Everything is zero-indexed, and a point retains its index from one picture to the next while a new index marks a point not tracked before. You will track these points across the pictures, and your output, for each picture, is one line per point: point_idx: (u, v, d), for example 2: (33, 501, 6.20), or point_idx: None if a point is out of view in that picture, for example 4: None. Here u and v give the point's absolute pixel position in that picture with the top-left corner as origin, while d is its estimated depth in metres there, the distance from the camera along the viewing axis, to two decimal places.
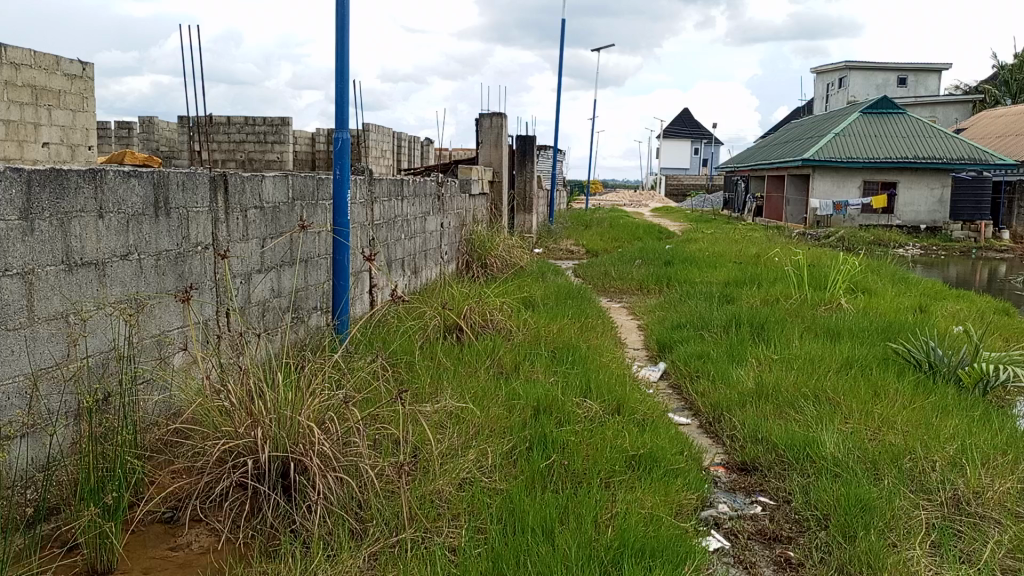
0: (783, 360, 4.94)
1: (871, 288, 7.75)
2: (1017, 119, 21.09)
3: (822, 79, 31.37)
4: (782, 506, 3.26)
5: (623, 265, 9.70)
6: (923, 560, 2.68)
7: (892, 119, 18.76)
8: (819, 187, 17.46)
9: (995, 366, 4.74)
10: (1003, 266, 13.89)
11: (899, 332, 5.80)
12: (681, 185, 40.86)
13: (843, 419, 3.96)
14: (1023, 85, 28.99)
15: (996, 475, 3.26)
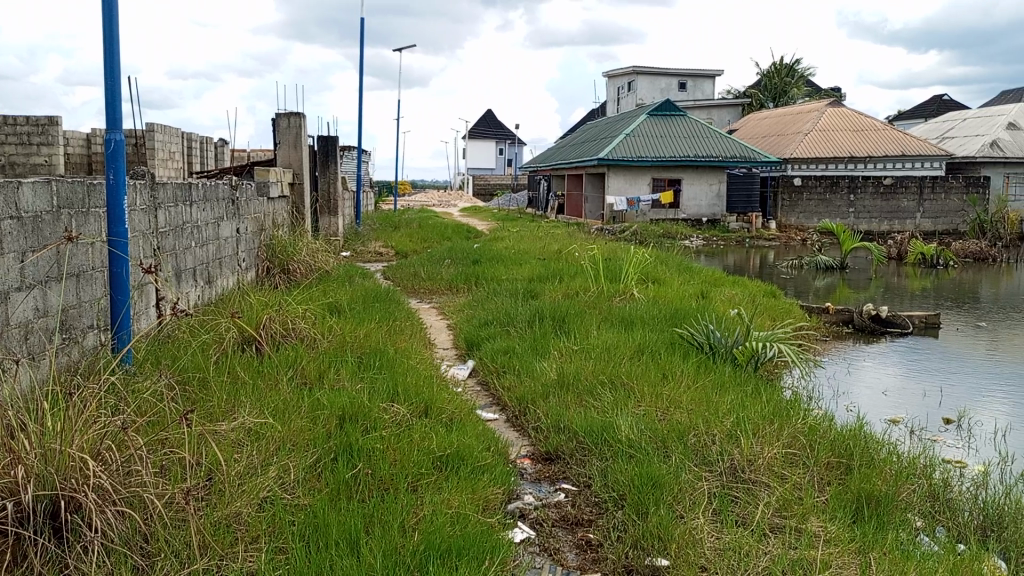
0: (582, 351, 5.18)
1: (660, 278, 8.36)
2: (778, 121, 23.64)
3: (613, 83, 33.31)
4: (583, 491, 3.43)
5: (432, 266, 9.74)
6: (705, 527, 2.91)
7: (675, 121, 20.32)
8: (614, 184, 18.55)
9: (763, 345, 5.32)
10: (771, 253, 15.53)
11: (685, 318, 6.30)
12: (488, 184, 41.73)
13: (636, 402, 4.23)
14: (780, 90, 32.54)
15: (765, 443, 3.62)
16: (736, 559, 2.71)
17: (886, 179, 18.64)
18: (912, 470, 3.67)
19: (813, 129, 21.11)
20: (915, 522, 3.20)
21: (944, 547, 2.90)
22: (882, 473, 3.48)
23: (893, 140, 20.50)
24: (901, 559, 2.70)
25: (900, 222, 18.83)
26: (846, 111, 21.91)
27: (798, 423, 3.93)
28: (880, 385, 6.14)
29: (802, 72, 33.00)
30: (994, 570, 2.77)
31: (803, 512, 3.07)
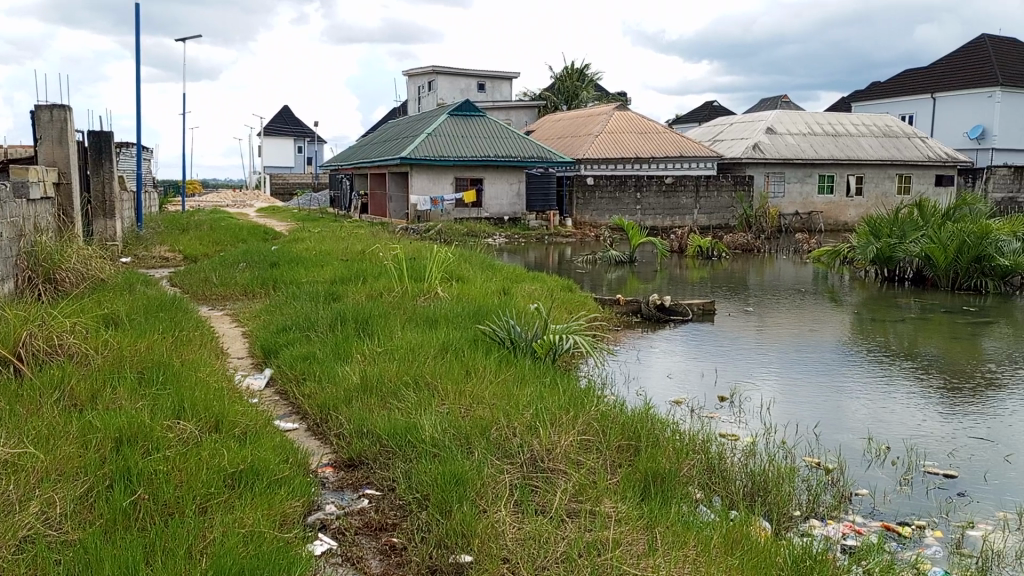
0: (385, 352, 5.12)
1: (464, 276, 8.47)
2: (571, 122, 24.79)
3: (413, 82, 33.27)
4: (387, 494, 3.39)
5: (225, 270, 9.19)
6: (508, 519, 2.97)
7: (475, 121, 20.68)
8: (416, 183, 18.54)
9: (560, 337, 5.56)
10: (569, 250, 16.26)
11: (487, 314, 6.42)
12: (287, 184, 40.11)
13: (439, 401, 4.24)
14: (573, 94, 34.18)
15: (562, 432, 3.77)
16: (537, 547, 2.79)
17: (667, 178, 20.20)
18: (692, 447, 4.00)
19: (603, 130, 22.38)
20: (695, 494, 3.49)
21: (719, 515, 3.18)
22: (666, 451, 3.76)
23: (673, 143, 22.22)
24: (683, 530, 2.92)
25: (680, 218, 20.48)
26: (631, 115, 23.45)
27: (591, 410, 4.13)
28: (665, 369, 6.65)
29: (591, 77, 34.90)
30: (761, 531, 3.08)
31: (599, 496, 3.23)
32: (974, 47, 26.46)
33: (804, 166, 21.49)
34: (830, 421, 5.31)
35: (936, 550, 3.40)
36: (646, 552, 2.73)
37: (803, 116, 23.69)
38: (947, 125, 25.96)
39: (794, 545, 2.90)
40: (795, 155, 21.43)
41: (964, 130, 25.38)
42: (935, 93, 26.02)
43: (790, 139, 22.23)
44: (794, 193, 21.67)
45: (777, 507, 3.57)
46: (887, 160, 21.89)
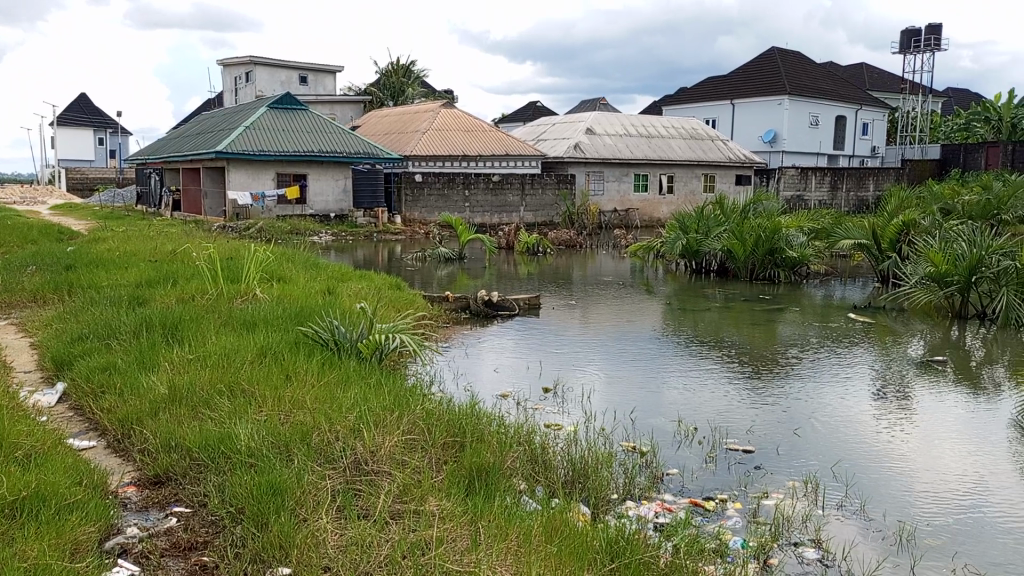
0: (197, 359, 4.79)
1: (285, 276, 8.13)
2: (397, 119, 24.56)
3: (229, 72, 31.54)
4: (197, 512, 3.18)
5: (9, 275, 8.23)
6: (329, 526, 2.88)
7: (296, 115, 19.94)
8: (234, 179, 17.60)
9: (385, 337, 5.49)
10: (398, 247, 16.10)
11: (310, 315, 6.21)
12: (86, 179, 36.68)
13: (257, 408, 4.03)
14: (398, 90, 33.88)
15: (386, 433, 3.70)
16: (359, 553, 2.72)
17: (493, 176, 20.52)
18: (516, 440, 4.08)
19: (429, 128, 22.37)
20: (518, 485, 3.57)
21: (541, 504, 3.27)
22: (490, 445, 3.81)
23: (498, 141, 22.63)
24: (505, 523, 2.96)
25: (508, 215, 20.90)
26: (457, 113, 23.61)
27: (416, 409, 4.10)
28: (491, 364, 6.75)
29: (417, 74, 34.79)
30: (581, 517, 3.19)
31: (423, 494, 3.21)
32: (766, 59, 29.09)
33: (621, 165, 22.63)
34: (644, 407, 5.63)
35: (736, 520, 3.70)
36: (469, 548, 2.75)
37: (620, 118, 24.92)
38: (745, 129, 28.35)
39: (611, 527, 3.03)
40: (613, 155, 22.52)
41: (759, 134, 27.83)
42: (734, 99, 28.33)
43: (608, 140, 23.32)
44: (612, 191, 22.76)
45: (596, 492, 3.73)
46: (694, 161, 23.55)
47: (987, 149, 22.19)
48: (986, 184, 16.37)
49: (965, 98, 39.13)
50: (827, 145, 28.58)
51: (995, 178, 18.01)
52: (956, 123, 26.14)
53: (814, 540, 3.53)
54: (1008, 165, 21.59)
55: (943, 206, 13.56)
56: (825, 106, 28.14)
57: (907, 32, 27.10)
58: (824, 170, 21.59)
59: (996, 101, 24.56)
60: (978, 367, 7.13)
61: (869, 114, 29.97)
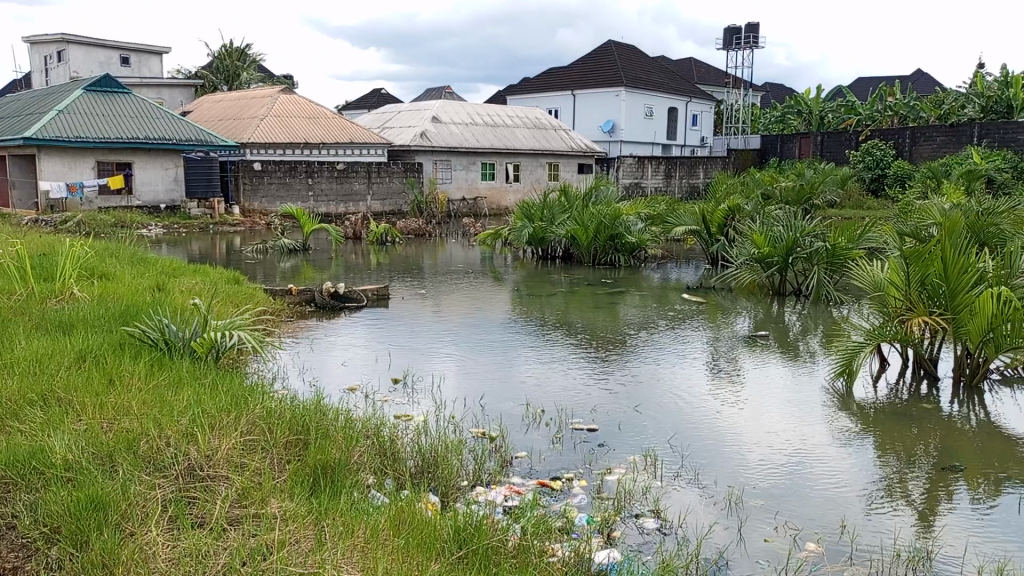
0: (3, 367, 4.32)
1: (108, 273, 7.51)
2: (232, 104, 23.33)
3: (38, 51, 28.68)
4: (5, 535, 2.86)
5: None
6: (159, 539, 2.69)
7: (118, 99, 18.45)
8: (48, 168, 16.06)
9: (221, 334, 5.21)
10: (237, 239, 15.32)
11: (137, 314, 5.78)
12: None
13: (74, 418, 3.70)
14: (233, 74, 32.19)
15: (222, 436, 3.51)
16: (193, 564, 2.56)
17: (338, 164, 19.96)
18: (363, 434, 4.00)
19: (268, 114, 21.42)
20: (366, 480, 3.51)
21: (389, 496, 3.23)
22: (335, 441, 3.71)
23: (342, 129, 22.06)
24: (351, 520, 2.89)
25: (354, 205, 20.43)
26: (298, 99, 22.76)
27: (255, 408, 3.93)
28: (338, 356, 6.58)
29: (253, 57, 33.20)
30: (431, 507, 3.18)
31: (265, 497, 3.08)
32: (603, 52, 30.19)
33: (467, 154, 22.72)
34: (494, 392, 5.69)
35: (582, 497, 3.82)
36: (313, 549, 2.65)
37: (465, 107, 25.00)
38: (585, 119, 29.28)
39: (460, 514, 3.03)
40: (459, 144, 22.55)
41: (598, 124, 28.83)
42: (575, 90, 29.19)
43: (453, 128, 23.32)
44: (460, 179, 22.80)
45: (445, 480, 3.73)
46: (538, 150, 24.05)
47: (800, 139, 23.95)
48: (800, 171, 17.89)
49: (781, 92, 42.45)
50: (661, 136, 30.09)
51: (807, 167, 19.67)
52: (773, 116, 28.32)
53: (653, 511, 3.71)
54: (817, 155, 23.37)
55: (763, 193, 14.64)
56: (659, 98, 29.60)
57: (730, 29, 29.02)
58: (659, 159, 22.71)
59: (807, 95, 26.53)
60: (796, 340, 7.78)
61: (697, 106, 31.85)
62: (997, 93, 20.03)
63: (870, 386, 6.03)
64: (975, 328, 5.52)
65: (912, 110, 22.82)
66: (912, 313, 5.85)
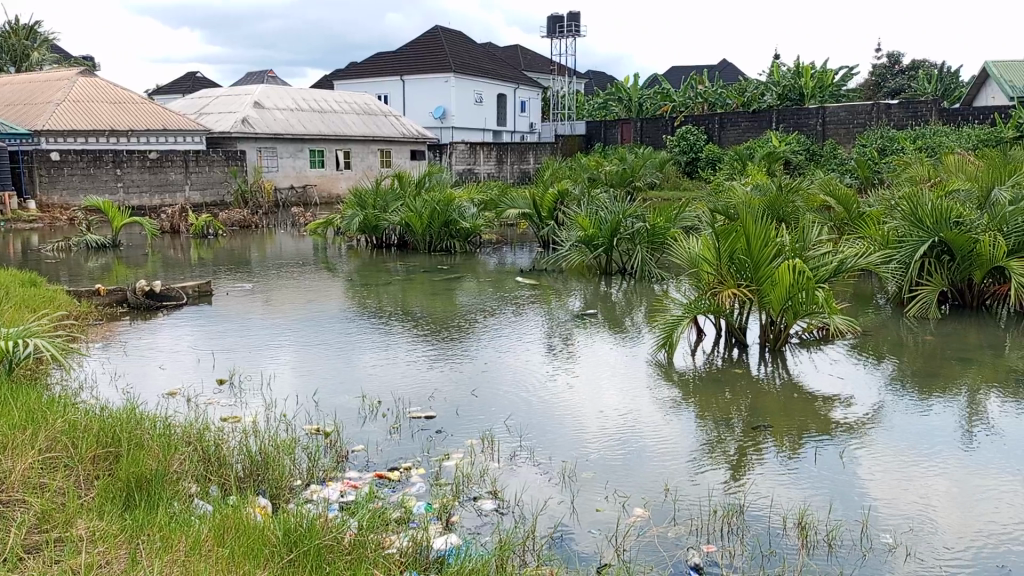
0: None
1: None
2: (22, 87, 20.99)
3: None
4: None
5: None
6: None
7: None
8: None
9: (14, 343, 4.69)
10: (34, 237, 13.85)
11: None
12: None
13: None
14: (22, 54, 29.01)
15: (16, 456, 3.17)
16: None
17: (150, 153, 18.54)
18: (184, 440, 3.75)
19: (65, 98, 19.46)
20: (187, 489, 3.29)
21: (214, 504, 3.05)
22: (151, 450, 3.45)
23: (153, 115, 20.51)
24: (170, 533, 2.71)
25: (170, 196, 19.11)
26: (100, 82, 20.89)
27: (56, 422, 3.57)
28: (156, 360, 6.13)
29: (44, 36, 30.07)
30: (260, 511, 3.04)
31: (70, 519, 2.80)
32: (431, 37, 30.07)
33: (294, 141, 21.87)
34: (328, 386, 5.54)
35: (420, 486, 3.81)
36: (126, 568, 2.46)
37: (289, 92, 24.02)
38: (415, 104, 29.04)
39: (291, 515, 2.92)
40: (285, 130, 21.65)
41: (429, 110, 28.70)
42: (404, 75, 28.86)
43: (278, 114, 22.34)
44: (287, 167, 21.91)
45: (276, 482, 3.59)
46: (369, 136, 23.59)
47: (621, 125, 25.11)
48: (623, 156, 18.78)
49: (603, 80, 44.24)
50: (491, 122, 30.46)
51: (629, 151, 20.67)
52: (596, 102, 29.49)
53: (491, 492, 3.77)
54: (637, 140, 24.62)
55: (591, 175, 15.22)
56: (488, 84, 29.92)
57: (553, 18, 29.79)
58: (490, 145, 22.98)
59: (626, 83, 27.67)
60: (622, 315, 8.19)
61: (525, 92, 32.52)
62: (791, 83, 21.94)
63: (690, 356, 6.45)
64: (776, 297, 6.06)
65: (719, 98, 24.49)
66: (723, 286, 6.31)
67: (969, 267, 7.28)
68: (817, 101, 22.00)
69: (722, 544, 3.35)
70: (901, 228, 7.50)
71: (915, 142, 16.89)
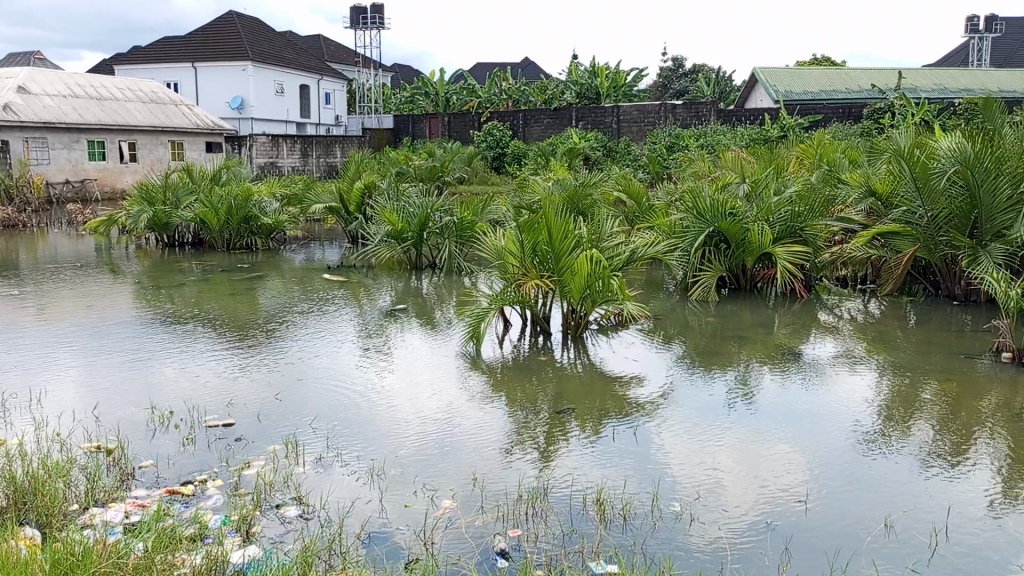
0: None
1: None
2: None
3: None
4: None
5: None
6: None
7: None
8: None
9: None
10: None
11: None
12: None
13: None
14: None
15: None
16: None
17: None
18: None
19: None
20: None
21: None
22: None
23: None
24: None
25: None
26: None
27: None
28: None
29: None
30: (26, 543, 2.73)
31: None
32: (225, 24, 28.44)
33: (69, 130, 19.81)
34: (113, 399, 5.08)
35: (217, 498, 3.59)
36: None
37: (61, 76, 21.71)
38: (210, 93, 27.34)
39: (62, 544, 2.65)
40: (57, 119, 19.54)
41: (225, 100, 27.14)
42: (196, 62, 27.05)
43: (48, 101, 20.13)
44: (61, 160, 19.81)
45: (47, 508, 3.23)
46: (158, 127, 21.88)
47: (429, 120, 25.22)
48: (431, 149, 18.87)
49: (409, 74, 44.08)
50: (294, 113, 29.37)
51: (437, 146, 20.77)
52: (403, 96, 29.33)
53: (295, 498, 3.63)
54: (445, 134, 24.83)
55: (399, 169, 15.13)
56: (289, 75, 28.81)
57: (356, 8, 29.19)
58: (293, 137, 22.13)
59: (432, 77, 27.71)
60: (432, 309, 8.23)
61: (329, 84, 31.68)
62: (587, 82, 23.09)
63: (498, 346, 6.61)
64: (575, 287, 6.35)
65: (522, 95, 25.24)
66: (527, 277, 6.52)
67: (742, 254, 8.05)
68: (612, 101, 23.34)
69: (528, 526, 3.46)
70: (685, 220, 8.16)
71: (697, 140, 18.38)
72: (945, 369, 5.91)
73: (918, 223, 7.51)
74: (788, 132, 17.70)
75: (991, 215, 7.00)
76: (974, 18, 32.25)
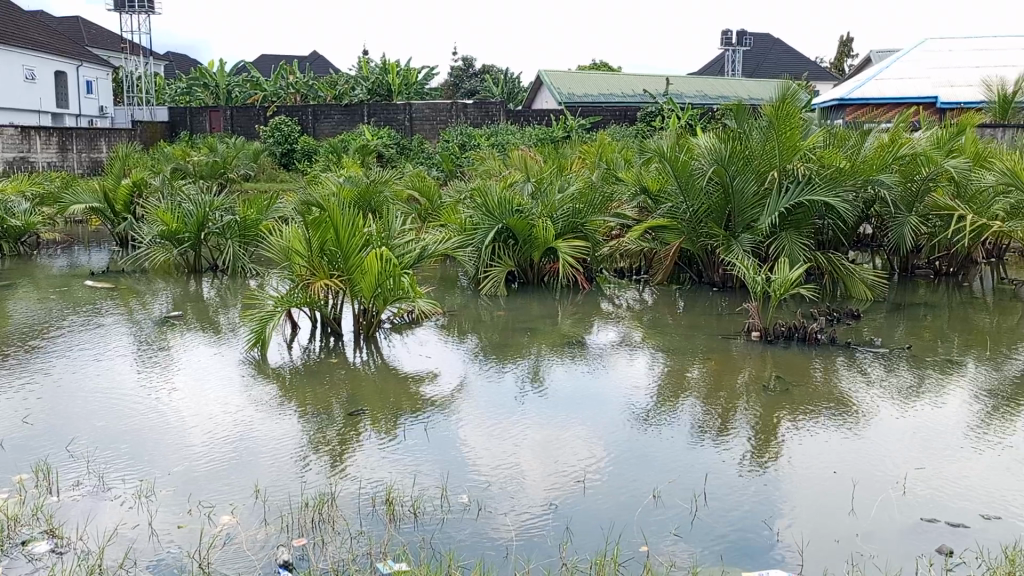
0: None
1: None
2: None
3: None
4: None
5: None
6: None
7: None
8: None
9: None
10: None
11: None
12: None
13: None
14: None
15: None
16: None
17: None
18: None
19: None
20: None
21: None
22: None
23: None
24: None
25: None
26: None
27: None
28: None
29: None
30: None
31: None
32: None
33: None
34: None
35: None
36: None
37: None
38: None
39: None
40: None
41: None
42: None
43: None
44: None
45: None
46: None
47: (210, 113, 23.68)
48: (212, 144, 17.76)
49: (184, 64, 41.14)
50: (49, 103, 26.31)
51: (218, 141, 19.53)
52: (178, 88, 27.33)
53: (46, 531, 3.25)
54: (228, 129, 23.49)
55: (175, 166, 14.09)
56: (41, 59, 25.76)
57: None
58: (48, 130, 19.81)
59: (210, 68, 26.01)
60: (214, 314, 7.75)
61: (91, 71, 28.72)
62: (378, 79, 22.82)
63: (285, 350, 6.36)
64: (366, 286, 6.26)
65: (310, 90, 24.42)
66: (315, 277, 6.32)
67: (529, 249, 8.38)
68: (404, 99, 23.25)
69: (314, 534, 3.35)
70: (474, 217, 8.32)
71: (488, 138, 18.85)
72: (708, 349, 6.53)
73: (682, 217, 8.22)
74: (571, 132, 18.67)
75: (741, 210, 7.80)
76: (727, 31, 35.75)
